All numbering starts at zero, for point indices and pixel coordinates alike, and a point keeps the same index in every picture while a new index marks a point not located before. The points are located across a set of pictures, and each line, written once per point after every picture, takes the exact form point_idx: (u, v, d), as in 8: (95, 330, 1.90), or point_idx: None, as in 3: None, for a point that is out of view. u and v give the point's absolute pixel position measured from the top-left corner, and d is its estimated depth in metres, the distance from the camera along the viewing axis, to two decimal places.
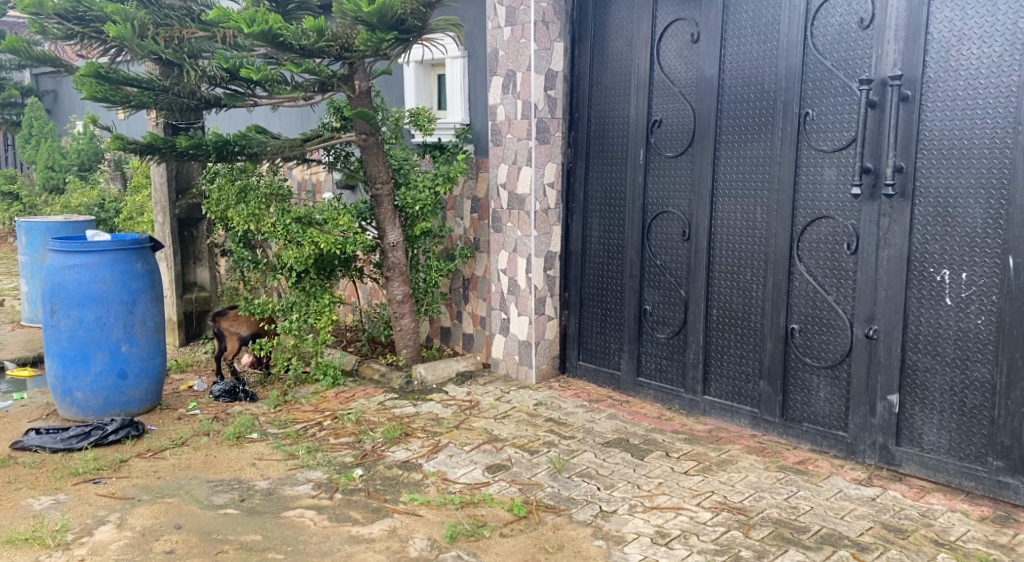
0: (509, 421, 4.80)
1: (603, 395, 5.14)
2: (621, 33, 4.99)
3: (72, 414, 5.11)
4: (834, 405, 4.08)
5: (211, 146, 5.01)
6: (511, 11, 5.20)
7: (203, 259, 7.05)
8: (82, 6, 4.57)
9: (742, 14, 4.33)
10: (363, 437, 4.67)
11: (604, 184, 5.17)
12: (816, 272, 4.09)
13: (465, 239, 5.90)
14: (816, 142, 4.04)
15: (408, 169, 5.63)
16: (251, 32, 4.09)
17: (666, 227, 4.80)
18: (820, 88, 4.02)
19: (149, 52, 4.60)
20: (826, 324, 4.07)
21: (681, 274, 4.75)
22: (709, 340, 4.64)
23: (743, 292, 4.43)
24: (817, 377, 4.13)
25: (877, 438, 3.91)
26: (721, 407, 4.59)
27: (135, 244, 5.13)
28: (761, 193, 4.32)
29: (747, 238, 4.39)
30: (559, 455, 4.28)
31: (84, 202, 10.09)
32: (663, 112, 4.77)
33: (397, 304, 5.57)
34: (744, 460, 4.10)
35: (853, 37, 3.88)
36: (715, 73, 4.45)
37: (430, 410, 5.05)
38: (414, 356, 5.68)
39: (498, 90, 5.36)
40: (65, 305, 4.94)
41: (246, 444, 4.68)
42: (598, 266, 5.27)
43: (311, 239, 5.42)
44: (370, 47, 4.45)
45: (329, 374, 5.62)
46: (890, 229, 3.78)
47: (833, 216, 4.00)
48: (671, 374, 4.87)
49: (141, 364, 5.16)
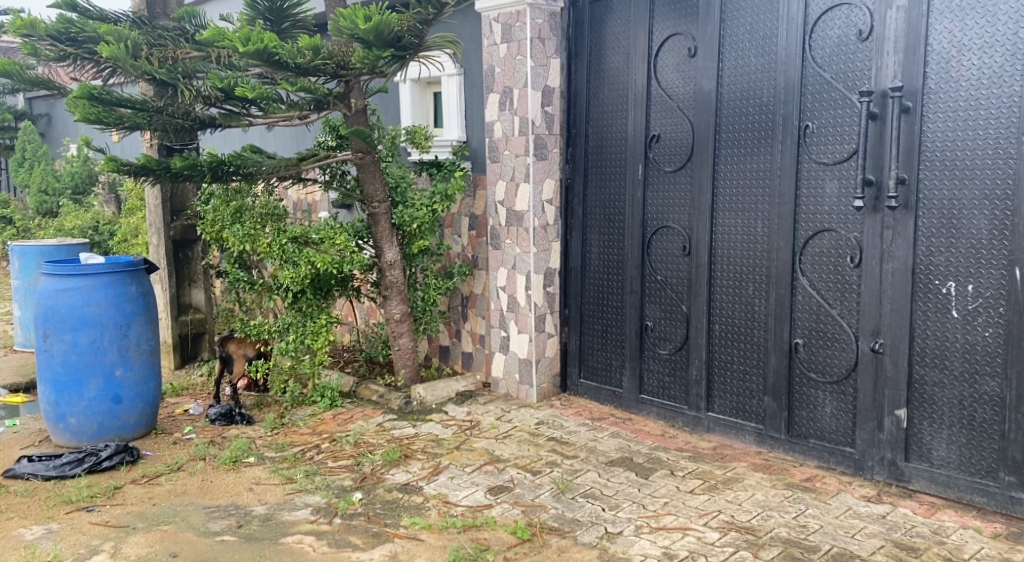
0: (510, 441, 4.73)
1: (605, 414, 5.07)
2: (617, 48, 4.97)
3: (65, 441, 5.02)
4: (841, 420, 4.03)
5: (206, 166, 4.97)
6: (507, 27, 5.16)
7: (198, 280, 6.94)
8: (74, 27, 4.53)
9: (739, 27, 4.30)
10: (362, 459, 4.60)
11: (603, 200, 5.13)
12: (819, 286, 4.05)
13: (463, 256, 5.85)
14: (816, 154, 4.01)
15: (405, 187, 5.59)
16: (246, 50, 4.03)
17: (666, 242, 4.76)
18: (819, 101, 3.99)
19: (143, 72, 4.51)
20: (831, 338, 4.02)
21: (682, 289, 4.70)
22: (712, 356, 4.58)
23: (745, 307, 4.38)
24: (823, 392, 4.08)
25: (886, 454, 3.84)
26: (725, 424, 4.53)
27: (129, 266, 5.09)
28: (762, 207, 4.27)
29: (748, 252, 4.35)
30: (562, 475, 4.21)
31: (78, 225, 10.06)
32: (662, 126, 4.73)
33: (396, 323, 5.52)
34: (751, 478, 4.04)
35: (852, 49, 3.85)
36: (714, 87, 4.43)
37: (430, 431, 4.97)
38: (413, 376, 5.62)
39: (495, 107, 5.31)
40: (57, 329, 4.87)
41: (243, 468, 4.60)
42: (598, 281, 5.21)
43: (307, 259, 5.37)
44: (367, 65, 4.40)
45: (326, 397, 5.59)
46: (894, 241, 3.73)
47: (836, 229, 3.96)
48: (674, 391, 4.81)
49: (135, 388, 5.08)
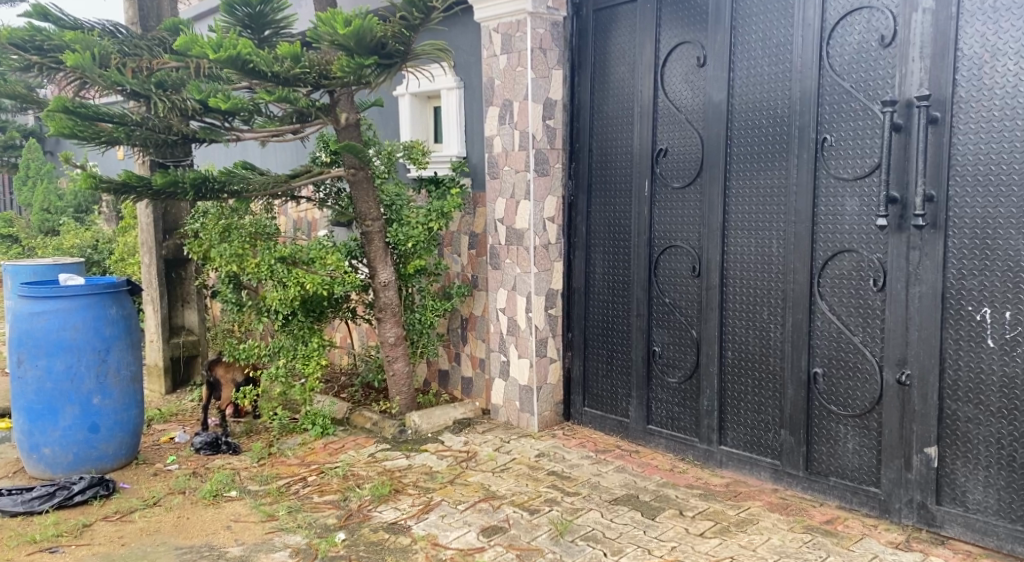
0: (508, 475, 4.42)
1: (610, 445, 4.75)
2: (623, 58, 4.69)
3: (40, 472, 4.76)
4: (864, 457, 3.70)
5: (188, 183, 4.69)
6: (507, 37, 4.90)
7: (191, 301, 6.69)
8: (40, 35, 4.30)
9: (751, 34, 4.03)
10: (349, 494, 4.31)
11: (607, 219, 4.84)
12: (839, 311, 3.74)
13: (463, 276, 5.58)
14: (835, 169, 3.71)
15: (401, 204, 5.29)
16: (217, 57, 3.81)
17: (675, 263, 4.47)
18: (838, 112, 3.70)
19: (113, 82, 4.26)
20: (853, 368, 3.71)
21: (692, 313, 4.39)
22: (725, 385, 4.26)
23: (760, 333, 4.08)
24: (844, 426, 3.76)
25: (915, 496, 3.51)
26: (739, 458, 4.20)
27: (110, 287, 4.86)
28: (776, 225, 3.97)
29: (763, 274, 4.05)
30: (561, 514, 3.90)
31: (77, 243, 9.84)
32: (669, 139, 4.45)
33: (390, 347, 5.24)
34: (766, 520, 3.72)
35: (873, 56, 3.56)
36: (724, 98, 4.15)
37: (424, 462, 4.68)
38: (408, 403, 5.32)
39: (494, 121, 5.05)
40: (31, 354, 4.63)
41: (223, 503, 4.32)
42: (603, 303, 4.91)
43: (296, 280, 5.10)
44: (349, 74, 4.14)
45: (317, 424, 5.27)
46: (922, 264, 3.43)
47: (857, 250, 3.66)
48: (684, 423, 4.49)
49: (114, 417, 4.82)
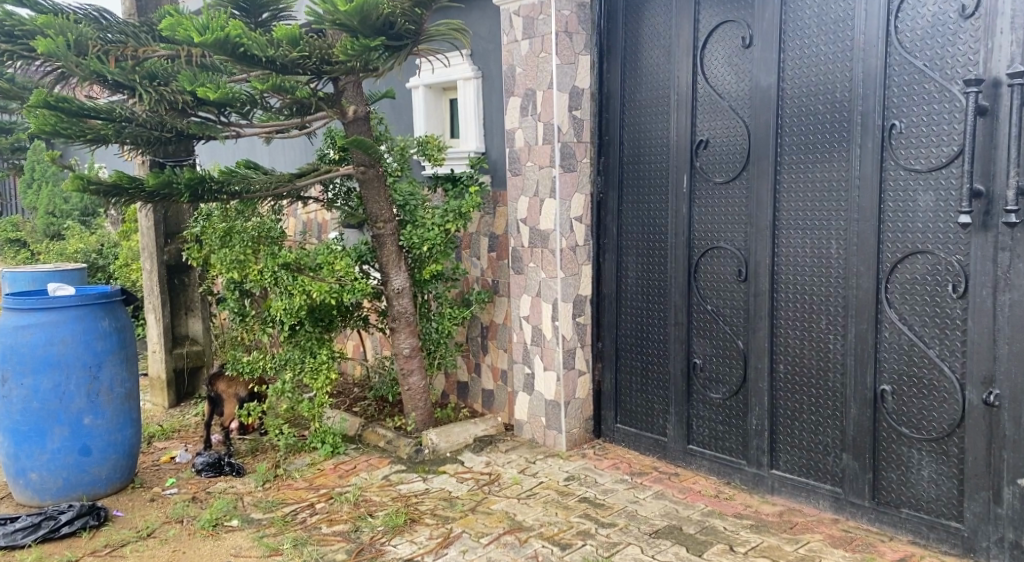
0: (535, 502, 4.00)
1: (647, 467, 4.33)
2: (657, 41, 4.26)
3: (28, 499, 4.40)
4: (942, 487, 3.27)
5: (183, 184, 4.27)
6: (530, 21, 4.48)
7: (196, 309, 6.31)
8: (11, 21, 3.95)
9: (806, 9, 3.58)
10: (360, 524, 3.91)
11: (641, 218, 4.41)
12: (912, 321, 3.31)
13: (482, 281, 5.17)
14: (905, 160, 3.28)
15: (416, 204, 4.87)
16: (202, 40, 3.43)
17: (717, 266, 4.03)
18: (908, 95, 3.26)
19: (92, 71, 3.91)
20: (928, 386, 3.28)
21: (738, 322, 3.96)
22: (776, 403, 3.83)
23: (817, 345, 3.64)
24: (918, 452, 3.32)
25: (1006, 534, 3.07)
26: (793, 485, 3.77)
27: (102, 298, 4.49)
28: (835, 223, 3.53)
29: (820, 278, 3.61)
30: (595, 550, 3.48)
31: (81, 247, 9.52)
32: (711, 129, 4.02)
33: (405, 359, 4.83)
34: (830, 558, 3.29)
35: (952, 29, 3.13)
36: (773, 82, 3.71)
37: (443, 487, 4.27)
38: (425, 418, 4.91)
39: (516, 113, 4.64)
40: (16, 371, 4.25)
41: (223, 534, 3.93)
42: (636, 310, 4.48)
43: (302, 288, 4.70)
44: (354, 57, 3.75)
45: (327, 442, 4.84)
46: (1013, 266, 3.00)
47: (932, 251, 3.22)
48: (729, 443, 4.06)
49: (107, 438, 4.44)
